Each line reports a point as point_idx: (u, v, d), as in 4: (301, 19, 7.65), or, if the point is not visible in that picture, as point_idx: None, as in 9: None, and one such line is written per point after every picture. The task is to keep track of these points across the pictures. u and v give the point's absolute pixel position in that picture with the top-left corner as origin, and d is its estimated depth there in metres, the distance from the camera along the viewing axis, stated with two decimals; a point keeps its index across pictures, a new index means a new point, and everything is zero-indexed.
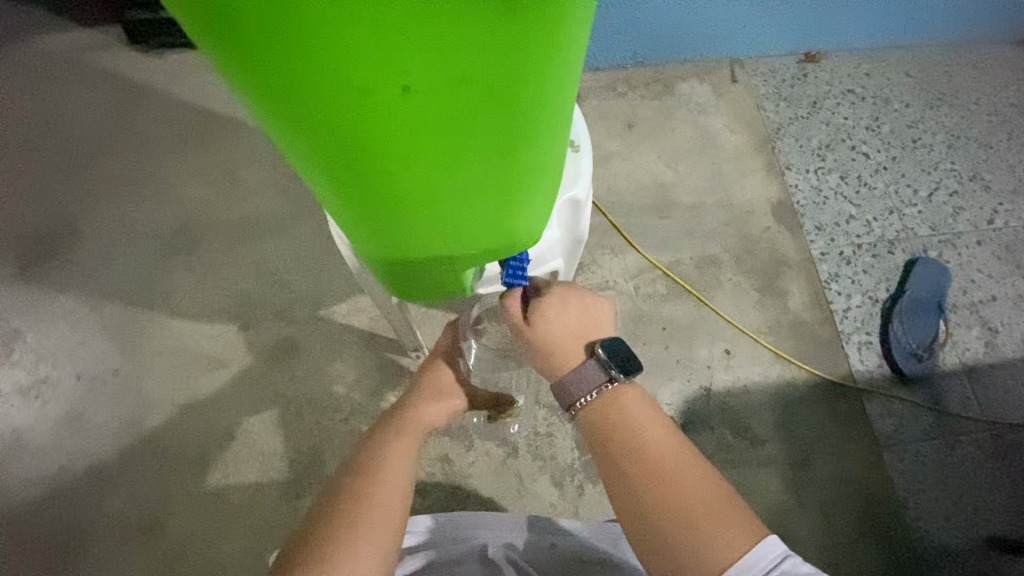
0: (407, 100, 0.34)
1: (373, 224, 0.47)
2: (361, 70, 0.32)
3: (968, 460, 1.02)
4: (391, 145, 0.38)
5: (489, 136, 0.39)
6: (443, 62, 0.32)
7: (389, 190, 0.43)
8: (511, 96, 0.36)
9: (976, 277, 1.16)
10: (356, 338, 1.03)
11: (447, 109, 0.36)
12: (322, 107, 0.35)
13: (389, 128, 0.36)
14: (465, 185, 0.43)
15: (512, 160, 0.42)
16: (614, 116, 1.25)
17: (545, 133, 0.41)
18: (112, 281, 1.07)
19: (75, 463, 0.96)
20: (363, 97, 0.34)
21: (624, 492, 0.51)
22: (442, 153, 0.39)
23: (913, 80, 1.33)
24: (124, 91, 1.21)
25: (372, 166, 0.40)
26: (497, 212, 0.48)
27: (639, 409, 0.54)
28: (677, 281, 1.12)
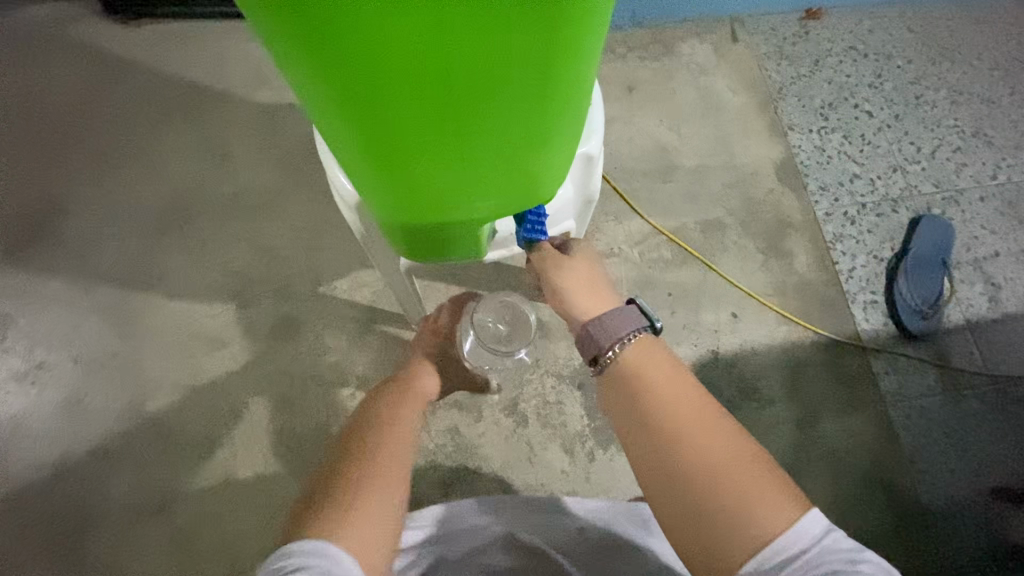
0: (442, 15, 0.31)
1: (388, 176, 0.44)
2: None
3: (973, 414, 1.03)
4: (416, 74, 0.34)
5: (525, 66, 0.36)
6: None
7: (411, 132, 0.39)
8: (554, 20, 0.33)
9: (979, 234, 1.16)
10: (359, 312, 1.01)
11: (480, 32, 0.32)
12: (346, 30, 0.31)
13: (414, 54, 0.33)
14: (492, 127, 0.40)
15: (544, 96, 0.39)
16: (614, 79, 1.22)
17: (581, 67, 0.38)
18: (104, 262, 1.04)
19: (78, 447, 0.95)
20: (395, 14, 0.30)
21: (643, 454, 0.49)
22: (473, 86, 0.36)
23: (915, 35, 1.31)
24: (103, 65, 1.16)
25: (396, 102, 0.37)
26: (520, 160, 0.45)
27: (667, 370, 0.52)
28: (682, 246, 1.11)
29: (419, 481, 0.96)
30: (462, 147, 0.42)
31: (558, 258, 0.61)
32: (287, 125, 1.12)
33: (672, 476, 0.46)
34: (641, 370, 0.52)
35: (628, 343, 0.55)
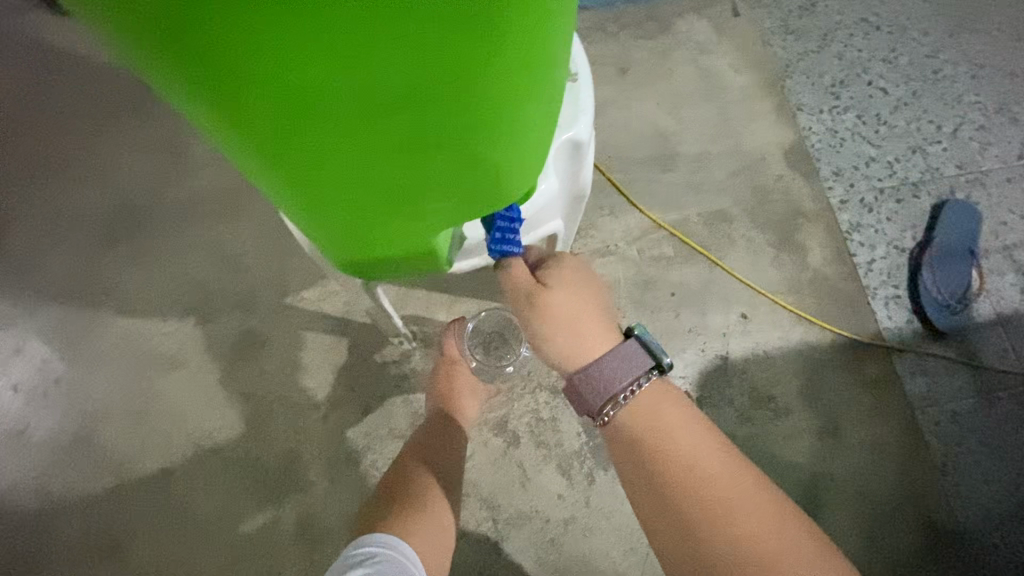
0: (352, 26, 0.24)
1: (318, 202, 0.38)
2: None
3: (1010, 417, 0.94)
4: (332, 96, 0.28)
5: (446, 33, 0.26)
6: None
7: (311, 126, 0.30)
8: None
9: (1008, 219, 1.06)
10: (329, 325, 0.91)
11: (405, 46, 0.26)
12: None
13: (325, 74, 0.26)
14: (420, 115, 0.31)
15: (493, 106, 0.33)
16: (605, 60, 1.12)
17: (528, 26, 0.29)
18: (46, 278, 0.94)
19: (20, 485, 0.85)
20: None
21: (663, 520, 0.47)
22: (378, 65, 0.27)
23: (931, 4, 1.20)
24: (44, 60, 1.05)
25: (278, 91, 0.27)
26: (471, 178, 0.38)
27: (678, 426, 0.50)
28: (685, 241, 1.01)
29: None
30: (384, 141, 0.32)
31: (538, 291, 0.52)
32: None
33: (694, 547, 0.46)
34: (655, 427, 0.50)
35: (630, 396, 0.51)
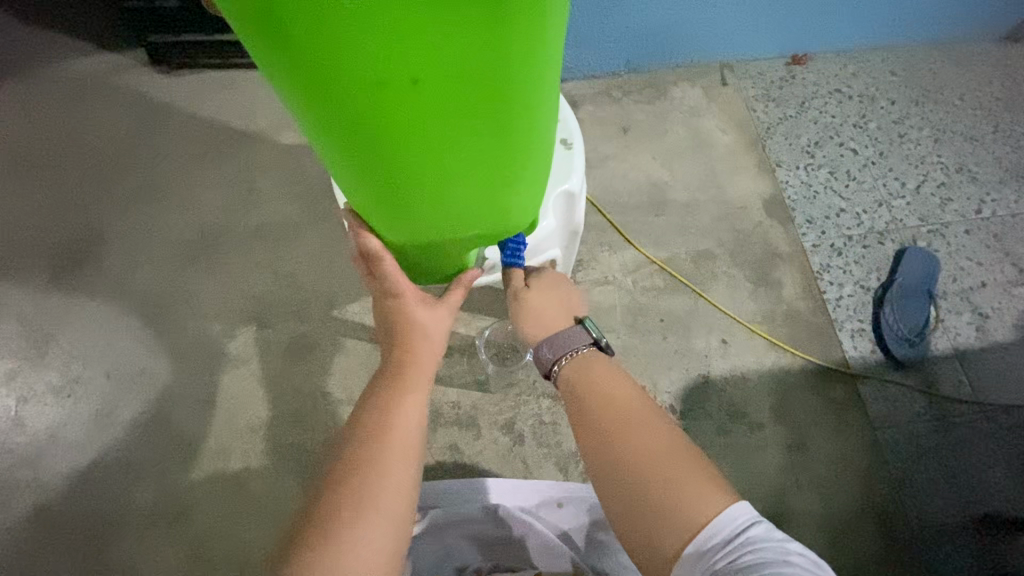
0: (418, 93, 0.39)
1: (379, 210, 0.52)
2: (381, 65, 0.36)
3: (963, 441, 1.05)
4: (399, 136, 0.42)
5: (488, 125, 0.43)
6: (451, 56, 0.36)
7: (387, 154, 0.44)
8: (508, 90, 0.41)
9: (965, 265, 1.20)
10: (367, 334, 1.09)
11: (452, 105, 0.40)
12: (345, 100, 0.39)
13: (397, 120, 0.41)
14: (471, 173, 0.48)
15: (508, 150, 0.47)
16: (610, 121, 1.31)
17: (536, 118, 0.46)
18: (138, 286, 1.14)
19: (106, 457, 1.02)
20: (384, 89, 0.38)
21: (596, 446, 0.54)
22: (448, 142, 0.44)
23: (898, 78, 1.38)
24: (148, 110, 1.29)
25: (372, 128, 0.41)
26: (492, 201, 0.52)
27: (614, 378, 0.58)
28: (673, 275, 1.17)
29: None
30: (446, 190, 0.49)
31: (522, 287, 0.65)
32: (308, 163, 1.22)
33: (618, 467, 0.52)
34: (596, 377, 0.58)
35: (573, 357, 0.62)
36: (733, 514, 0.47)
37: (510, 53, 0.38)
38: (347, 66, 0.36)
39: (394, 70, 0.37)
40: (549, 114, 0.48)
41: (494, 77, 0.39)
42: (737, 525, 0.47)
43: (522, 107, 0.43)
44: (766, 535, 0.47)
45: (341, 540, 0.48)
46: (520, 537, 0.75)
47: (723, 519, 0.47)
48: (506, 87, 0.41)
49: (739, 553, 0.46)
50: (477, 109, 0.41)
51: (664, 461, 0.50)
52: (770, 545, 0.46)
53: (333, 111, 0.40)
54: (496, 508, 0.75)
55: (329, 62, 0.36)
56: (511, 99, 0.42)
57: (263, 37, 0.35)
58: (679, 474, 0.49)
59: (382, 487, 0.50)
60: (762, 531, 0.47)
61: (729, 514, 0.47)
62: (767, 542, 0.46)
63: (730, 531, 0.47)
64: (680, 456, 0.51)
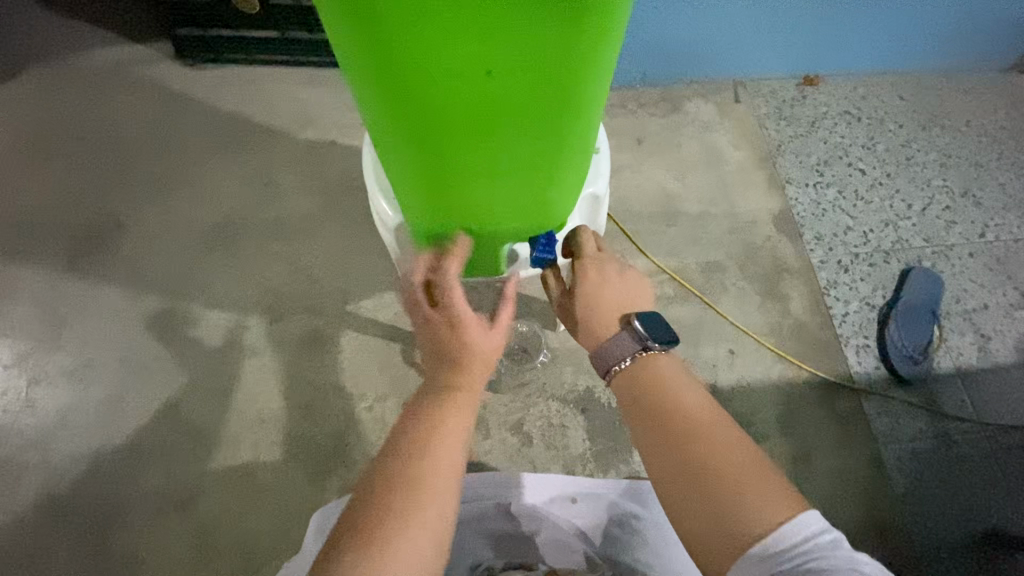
0: (487, 84, 0.40)
1: (429, 197, 0.53)
2: (459, 53, 0.38)
3: (964, 459, 1.06)
4: (462, 124, 0.44)
5: (543, 127, 0.46)
6: (522, 52, 0.38)
7: (446, 142, 0.46)
8: (572, 87, 0.43)
9: (968, 287, 1.22)
10: (381, 331, 1.10)
11: (516, 98, 0.42)
12: (418, 88, 0.41)
13: (461, 109, 0.42)
14: (521, 167, 0.49)
15: (559, 146, 0.48)
16: (625, 132, 1.34)
17: (585, 124, 0.48)
18: (154, 274, 1.15)
19: (114, 441, 1.02)
20: (457, 79, 0.40)
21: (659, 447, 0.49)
22: (505, 137, 0.46)
23: (906, 103, 1.41)
24: (171, 101, 1.30)
25: (436, 115, 0.43)
26: (537, 195, 0.54)
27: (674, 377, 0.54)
28: (684, 285, 1.18)
29: None
30: (497, 180, 0.51)
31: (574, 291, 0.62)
32: (327, 159, 1.24)
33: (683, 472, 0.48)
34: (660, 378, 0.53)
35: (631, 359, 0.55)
36: (803, 520, 0.44)
37: (578, 59, 0.40)
38: (427, 54, 0.38)
39: (471, 63, 0.39)
40: (597, 120, 0.50)
41: (558, 81, 0.41)
42: (807, 532, 0.44)
43: (576, 112, 0.45)
44: (831, 545, 0.43)
45: (399, 535, 0.43)
46: (533, 535, 0.72)
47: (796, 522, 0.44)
48: (569, 84, 0.42)
49: (802, 560, 0.43)
50: (537, 105, 0.43)
51: (735, 459, 0.47)
52: (837, 555, 0.43)
53: (403, 97, 0.42)
54: (509, 505, 0.73)
55: (412, 50, 0.38)
56: (569, 103, 0.44)
57: (352, 23, 0.37)
58: (751, 474, 0.46)
59: (435, 479, 0.46)
60: (831, 541, 0.44)
61: (801, 521, 0.44)
62: (835, 552, 0.43)
63: (799, 537, 0.43)
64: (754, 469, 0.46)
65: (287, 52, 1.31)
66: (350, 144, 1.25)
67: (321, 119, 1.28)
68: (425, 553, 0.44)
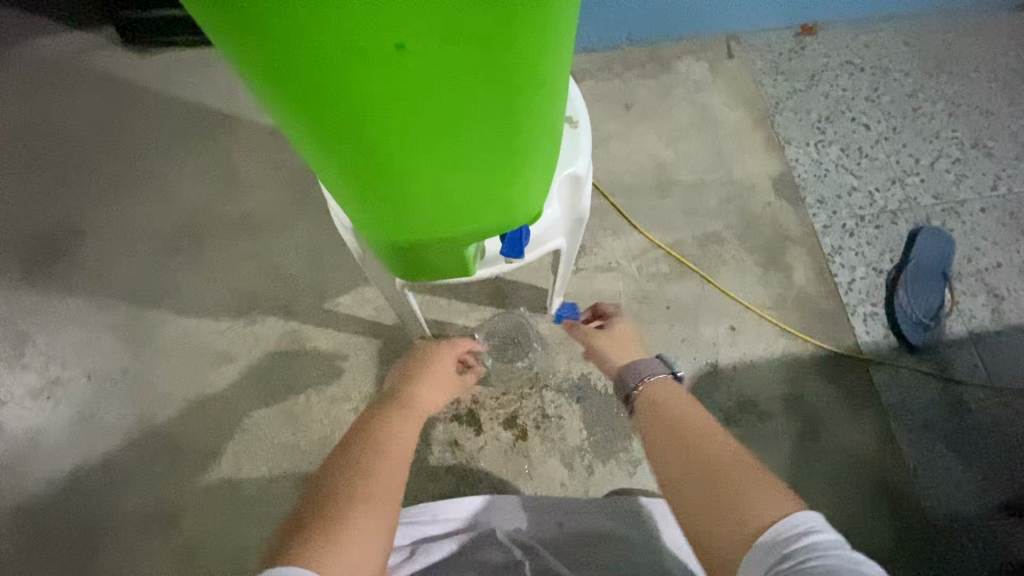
0: (403, 61, 0.32)
1: (368, 202, 0.46)
2: (357, 28, 0.30)
3: (978, 427, 1.02)
4: (382, 112, 0.36)
5: (488, 98, 0.37)
6: (439, 17, 0.30)
7: (371, 135, 0.38)
8: (514, 56, 0.34)
9: (980, 245, 1.15)
10: (362, 328, 1.04)
11: (444, 74, 0.34)
12: (321, 75, 0.33)
13: (379, 94, 0.34)
14: (467, 155, 0.42)
15: (510, 128, 0.41)
16: (612, 98, 1.25)
17: (543, 91, 0.39)
18: (118, 282, 1.08)
19: (91, 460, 0.98)
20: (362, 61, 0.32)
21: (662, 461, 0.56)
22: (442, 118, 0.38)
23: (911, 49, 1.31)
24: (121, 92, 1.21)
25: (350, 106, 0.35)
26: (493, 185, 0.46)
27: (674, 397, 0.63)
28: (680, 260, 1.12)
29: (420, 494, 0.97)
30: (441, 173, 0.43)
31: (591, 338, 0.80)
32: None
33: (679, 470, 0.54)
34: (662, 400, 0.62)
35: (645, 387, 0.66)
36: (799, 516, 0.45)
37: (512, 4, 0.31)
38: (318, 33, 0.30)
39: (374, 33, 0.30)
40: (559, 91, 0.42)
41: (492, 45, 0.33)
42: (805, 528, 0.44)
43: (527, 75, 0.37)
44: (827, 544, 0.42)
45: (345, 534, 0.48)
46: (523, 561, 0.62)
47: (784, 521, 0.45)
48: (511, 50, 0.34)
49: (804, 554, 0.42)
50: (473, 80, 0.35)
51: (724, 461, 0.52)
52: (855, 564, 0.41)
53: (306, 91, 0.34)
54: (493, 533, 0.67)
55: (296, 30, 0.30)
56: (511, 66, 0.35)
57: (211, 11, 0.29)
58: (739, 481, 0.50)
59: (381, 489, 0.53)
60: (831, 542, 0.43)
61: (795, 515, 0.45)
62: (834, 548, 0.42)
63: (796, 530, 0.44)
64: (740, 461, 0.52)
65: None
66: None
67: None
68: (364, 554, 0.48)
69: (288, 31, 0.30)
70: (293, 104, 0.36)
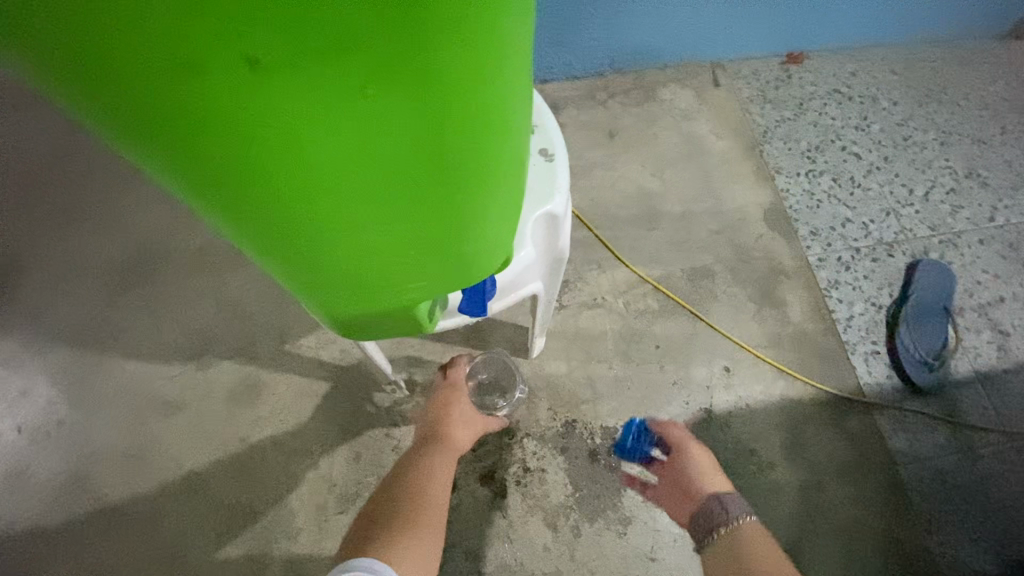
0: (268, 87, 0.23)
1: (274, 253, 0.36)
2: (185, 40, 0.20)
3: (992, 476, 0.95)
4: (260, 154, 0.27)
5: (405, 132, 0.28)
6: (307, 26, 0.21)
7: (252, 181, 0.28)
8: (432, 75, 0.25)
9: (981, 278, 1.10)
10: (326, 373, 0.95)
11: (335, 104, 0.25)
12: (154, 108, 0.23)
13: (247, 131, 0.25)
14: (390, 198, 0.32)
15: (442, 165, 0.31)
16: (595, 125, 1.20)
17: (483, 119, 0.30)
18: (58, 323, 0.98)
19: (16, 525, 0.87)
20: (207, 89, 0.22)
21: None
22: (354, 156, 0.28)
23: (899, 77, 1.29)
24: (74, 118, 1.13)
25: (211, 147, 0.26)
26: (431, 230, 0.37)
27: None
28: (670, 296, 1.05)
29: None
30: (360, 219, 0.34)
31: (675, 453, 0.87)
32: None
33: None
34: None
35: None
36: None
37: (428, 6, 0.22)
38: (133, 46, 0.20)
39: (227, 48, 0.21)
40: (508, 116, 0.32)
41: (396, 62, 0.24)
42: None
43: (456, 100, 0.27)
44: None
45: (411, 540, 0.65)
46: None
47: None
48: (426, 68, 0.25)
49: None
50: (378, 110, 0.26)
51: None
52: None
53: (148, 131, 0.24)
54: None
55: (105, 43, 0.20)
56: (431, 89, 0.26)
57: None
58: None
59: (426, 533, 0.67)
60: None
61: None
62: None
63: None
64: None
65: None
66: None
67: None
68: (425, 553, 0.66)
69: (95, 45, 0.20)
70: (142, 148, 0.26)
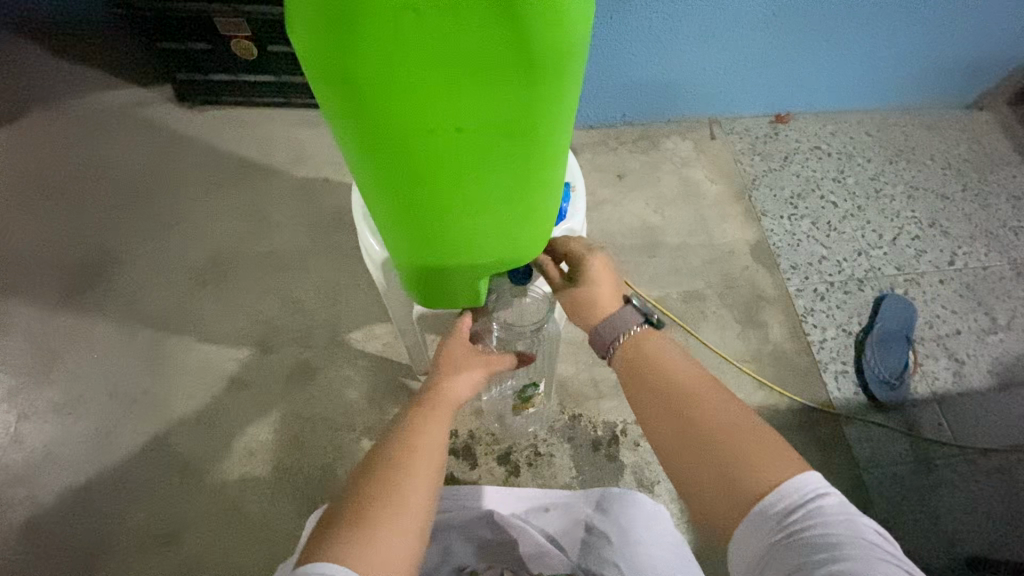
0: (453, 140, 0.45)
1: (409, 246, 0.56)
2: (427, 113, 0.42)
3: (945, 482, 1.08)
4: (433, 177, 0.48)
5: (511, 174, 0.49)
6: (485, 110, 0.43)
7: (419, 194, 0.49)
8: (532, 141, 0.47)
9: (940, 313, 1.26)
10: (370, 362, 1.12)
11: (482, 151, 0.46)
12: (392, 146, 0.45)
13: (433, 163, 0.46)
14: (491, 216, 0.53)
15: (526, 197, 0.52)
16: (606, 168, 1.40)
17: (551, 170, 0.51)
18: (147, 310, 1.17)
19: (103, 475, 1.03)
20: (425, 138, 0.44)
21: (671, 430, 0.53)
22: (478, 173, 0.48)
23: (872, 138, 1.49)
24: (169, 140, 1.35)
25: (408, 169, 0.47)
26: (509, 242, 0.57)
27: (668, 350, 0.59)
28: (666, 314, 1.22)
29: None
30: (470, 228, 0.54)
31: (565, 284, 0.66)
32: (320, 197, 1.29)
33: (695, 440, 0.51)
34: (660, 359, 0.58)
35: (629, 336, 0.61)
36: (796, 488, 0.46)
37: (535, 92, 0.43)
38: (401, 114, 0.42)
39: (442, 118, 0.43)
40: (563, 172, 0.54)
41: (517, 133, 0.45)
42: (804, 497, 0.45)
43: (541, 157, 0.49)
44: (836, 509, 0.45)
45: (384, 519, 0.49)
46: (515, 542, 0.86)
47: (790, 486, 0.46)
48: (531, 140, 0.46)
49: (802, 525, 0.44)
50: (501, 158, 0.47)
51: (731, 429, 0.50)
52: (885, 555, 0.42)
53: (383, 157, 0.46)
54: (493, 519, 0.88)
55: (385, 103, 0.42)
56: (530, 150, 0.47)
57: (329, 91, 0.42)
58: (737, 441, 0.49)
59: (405, 499, 0.51)
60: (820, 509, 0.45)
61: (795, 483, 0.46)
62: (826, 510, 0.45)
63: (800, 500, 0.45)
64: (736, 419, 0.51)
65: (282, 94, 1.36)
66: (342, 180, 1.29)
67: (314, 158, 1.33)
68: (404, 535, 0.50)
69: (380, 104, 0.42)
70: (371, 167, 0.47)
